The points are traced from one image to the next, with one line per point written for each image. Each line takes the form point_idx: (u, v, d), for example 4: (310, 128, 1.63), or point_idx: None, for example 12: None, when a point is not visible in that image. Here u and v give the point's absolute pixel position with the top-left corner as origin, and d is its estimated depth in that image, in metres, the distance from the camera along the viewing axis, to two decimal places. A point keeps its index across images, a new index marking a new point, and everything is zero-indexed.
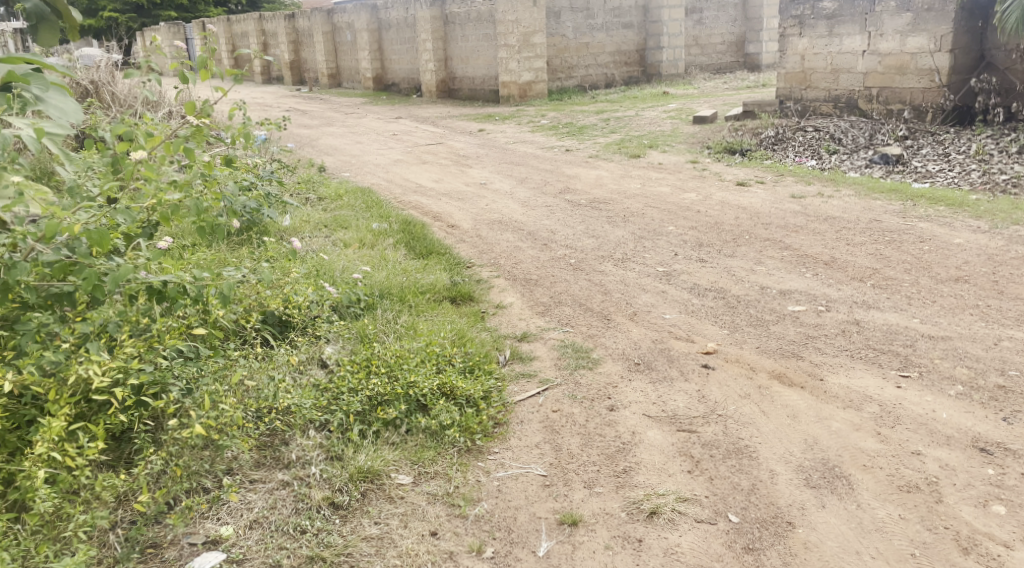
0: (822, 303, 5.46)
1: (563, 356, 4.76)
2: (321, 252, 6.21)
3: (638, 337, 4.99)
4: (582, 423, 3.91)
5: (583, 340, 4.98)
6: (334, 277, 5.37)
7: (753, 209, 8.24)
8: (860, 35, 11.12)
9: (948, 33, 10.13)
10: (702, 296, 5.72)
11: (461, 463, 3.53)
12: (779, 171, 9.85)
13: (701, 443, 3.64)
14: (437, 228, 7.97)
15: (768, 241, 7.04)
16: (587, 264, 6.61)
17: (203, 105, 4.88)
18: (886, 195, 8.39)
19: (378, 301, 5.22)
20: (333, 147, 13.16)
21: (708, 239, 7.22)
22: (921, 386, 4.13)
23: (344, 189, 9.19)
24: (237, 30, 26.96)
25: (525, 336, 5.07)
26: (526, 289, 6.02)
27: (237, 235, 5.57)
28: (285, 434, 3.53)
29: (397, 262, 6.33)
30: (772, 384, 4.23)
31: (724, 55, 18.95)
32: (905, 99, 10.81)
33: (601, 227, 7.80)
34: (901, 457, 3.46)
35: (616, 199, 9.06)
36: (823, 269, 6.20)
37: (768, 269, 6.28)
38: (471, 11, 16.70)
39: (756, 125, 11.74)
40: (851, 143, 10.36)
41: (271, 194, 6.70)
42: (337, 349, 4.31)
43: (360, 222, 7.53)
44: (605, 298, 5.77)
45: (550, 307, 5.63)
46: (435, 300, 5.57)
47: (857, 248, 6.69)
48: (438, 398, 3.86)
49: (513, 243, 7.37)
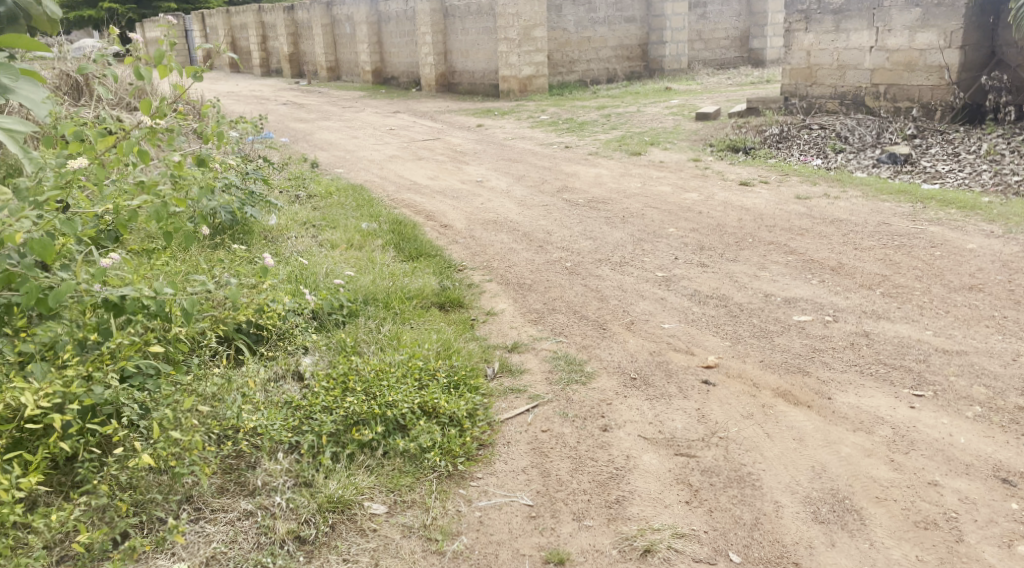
0: (830, 313, 5.18)
1: (555, 370, 4.49)
2: (304, 256, 6.00)
3: (635, 349, 4.73)
4: (573, 445, 3.64)
5: (577, 352, 4.72)
6: (316, 283, 5.15)
7: (757, 210, 7.97)
8: (868, 31, 10.83)
9: (959, 28, 9.84)
10: (703, 304, 5.45)
11: (440, 492, 3.28)
12: (784, 170, 9.57)
13: (700, 470, 3.38)
14: (430, 229, 7.70)
15: (771, 245, 6.78)
16: (583, 268, 6.35)
17: (159, 106, 4.72)
18: (895, 196, 8.12)
19: (362, 307, 4.99)
20: (328, 142, 12.89)
21: (710, 242, 6.95)
22: (936, 407, 3.85)
23: (335, 186, 8.94)
24: (236, 21, 26.78)
25: (516, 346, 4.80)
26: (518, 295, 5.76)
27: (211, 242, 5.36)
28: (252, 458, 3.30)
29: (385, 264, 6.08)
30: (777, 403, 3.96)
31: (727, 51, 18.64)
32: (913, 96, 10.52)
33: (599, 229, 7.53)
34: (917, 488, 3.20)
35: (616, 199, 8.78)
36: (830, 275, 5.93)
37: (773, 275, 6.02)
38: (471, 4, 16.42)
39: (759, 123, 11.46)
40: (858, 142, 10.07)
41: (250, 196, 6.51)
42: (315, 364, 4.08)
43: (348, 222, 7.27)
44: (602, 305, 5.51)
45: (544, 315, 5.37)
46: (423, 307, 5.32)
47: (865, 253, 6.42)
48: (419, 418, 3.61)
49: (507, 245, 7.10)
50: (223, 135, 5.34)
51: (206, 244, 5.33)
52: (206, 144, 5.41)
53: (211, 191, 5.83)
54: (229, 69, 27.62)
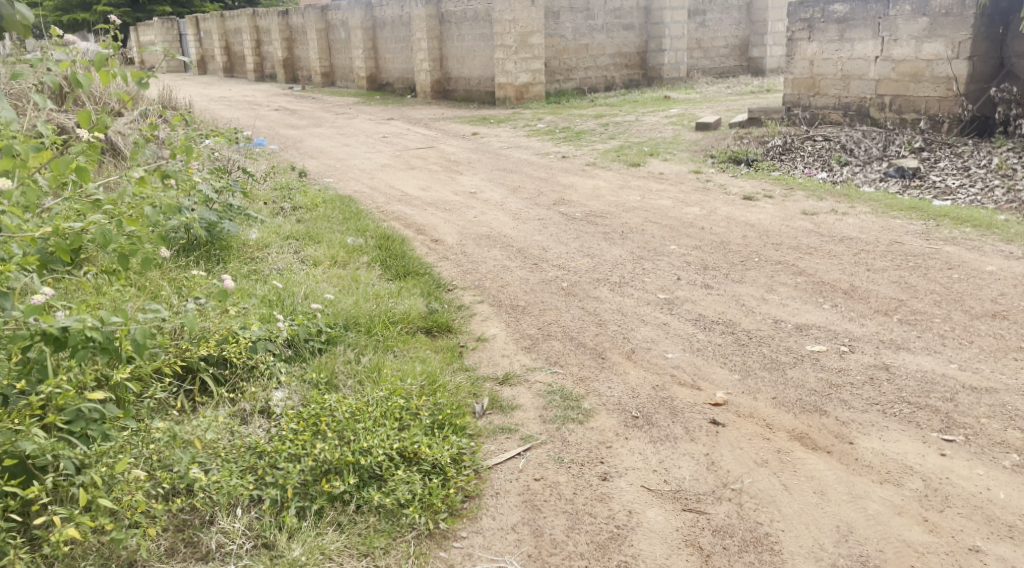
0: (845, 342, 4.83)
1: (549, 406, 4.12)
2: (282, 275, 5.70)
3: (636, 382, 4.36)
4: (569, 497, 3.30)
5: (574, 386, 4.35)
6: (293, 308, 4.84)
7: (762, 226, 7.63)
8: (873, 40, 10.51)
9: (967, 39, 9.52)
10: (708, 330, 5.10)
11: (419, 556, 2.96)
12: (788, 183, 9.23)
13: (711, 530, 3.09)
14: (420, 243, 7.35)
15: (779, 265, 6.43)
16: (581, 288, 5.99)
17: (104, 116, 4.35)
18: (906, 213, 7.78)
19: (342, 334, 4.67)
20: (319, 149, 12.53)
21: (714, 261, 6.59)
22: (970, 455, 3.50)
23: (322, 197, 8.57)
24: (230, 26, 26.58)
25: (507, 378, 4.44)
26: (511, 318, 5.42)
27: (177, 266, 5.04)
28: (208, 514, 3.00)
29: (370, 284, 5.73)
30: (793, 448, 3.61)
31: (726, 59, 18.32)
32: (919, 108, 10.19)
33: (597, 245, 7.17)
34: (956, 556, 2.94)
35: (614, 212, 8.43)
36: (843, 299, 5.58)
37: (781, 298, 5.66)
38: (467, 10, 16.07)
39: (761, 133, 11.13)
40: (864, 154, 9.75)
41: (226, 210, 6.21)
42: (284, 401, 3.78)
43: (333, 236, 6.92)
44: (601, 331, 5.15)
45: (538, 341, 5.01)
46: (408, 333, 4.98)
47: (879, 274, 6.07)
48: (397, 467, 3.28)
49: (500, 262, 6.75)
50: (191, 147, 5.05)
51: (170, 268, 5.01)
52: (173, 157, 5.13)
53: (180, 208, 5.54)
54: (223, 74, 27.25)
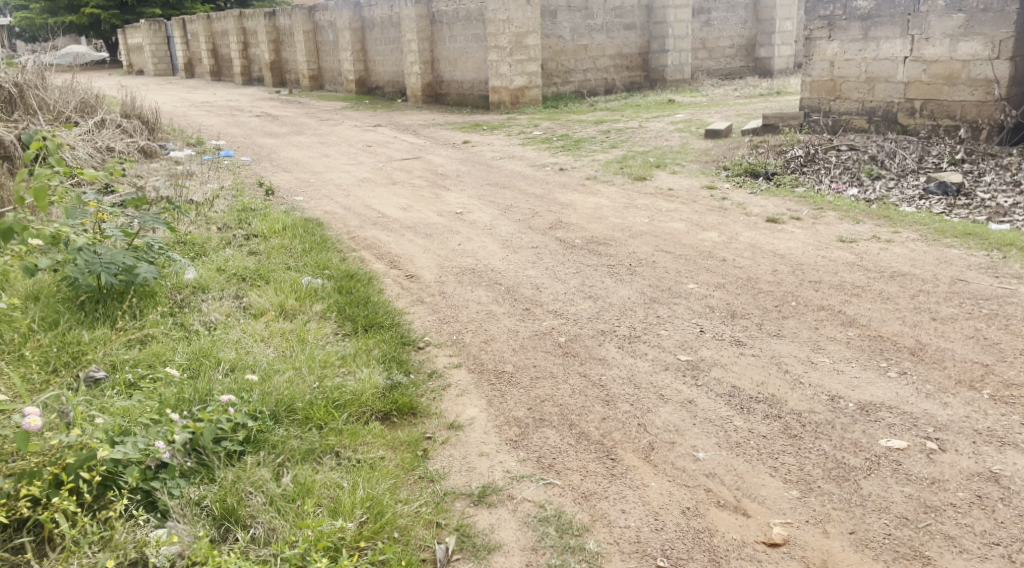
0: (930, 434, 3.67)
1: (542, 547, 3.04)
2: (210, 334, 4.58)
3: (659, 503, 3.27)
4: None
5: (575, 508, 3.23)
6: (208, 393, 3.66)
7: (794, 257, 6.49)
8: (901, 39, 9.29)
9: (1010, 36, 8.43)
10: (747, 413, 3.94)
11: None
12: (817, 202, 8.06)
13: None
14: (392, 281, 6.22)
15: (823, 311, 5.28)
16: (580, 345, 4.84)
17: None
18: (962, 240, 6.65)
19: (269, 427, 3.54)
20: (294, 160, 11.38)
21: (743, 305, 5.45)
22: None
23: (285, 220, 7.37)
24: (218, 28, 25.53)
25: (483, 494, 3.30)
26: (495, 391, 4.27)
27: (56, 372, 4.07)
28: None
29: (321, 346, 4.60)
30: None
31: (732, 60, 17.18)
32: (954, 114, 9.02)
33: (601, 283, 6.03)
34: None
35: (620, 238, 7.29)
36: (911, 363, 4.43)
37: (834, 361, 4.51)
38: (459, 10, 14.90)
39: (779, 142, 9.97)
40: (898, 166, 8.59)
41: (146, 251, 5.08)
42: (163, 551, 2.78)
43: (286, 274, 5.76)
44: (608, 414, 3.98)
45: (527, 430, 3.84)
46: (361, 421, 3.84)
47: (948, 326, 4.93)
48: None
49: (484, 306, 5.60)
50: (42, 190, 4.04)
51: (43, 374, 4.01)
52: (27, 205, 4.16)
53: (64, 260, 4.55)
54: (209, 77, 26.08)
